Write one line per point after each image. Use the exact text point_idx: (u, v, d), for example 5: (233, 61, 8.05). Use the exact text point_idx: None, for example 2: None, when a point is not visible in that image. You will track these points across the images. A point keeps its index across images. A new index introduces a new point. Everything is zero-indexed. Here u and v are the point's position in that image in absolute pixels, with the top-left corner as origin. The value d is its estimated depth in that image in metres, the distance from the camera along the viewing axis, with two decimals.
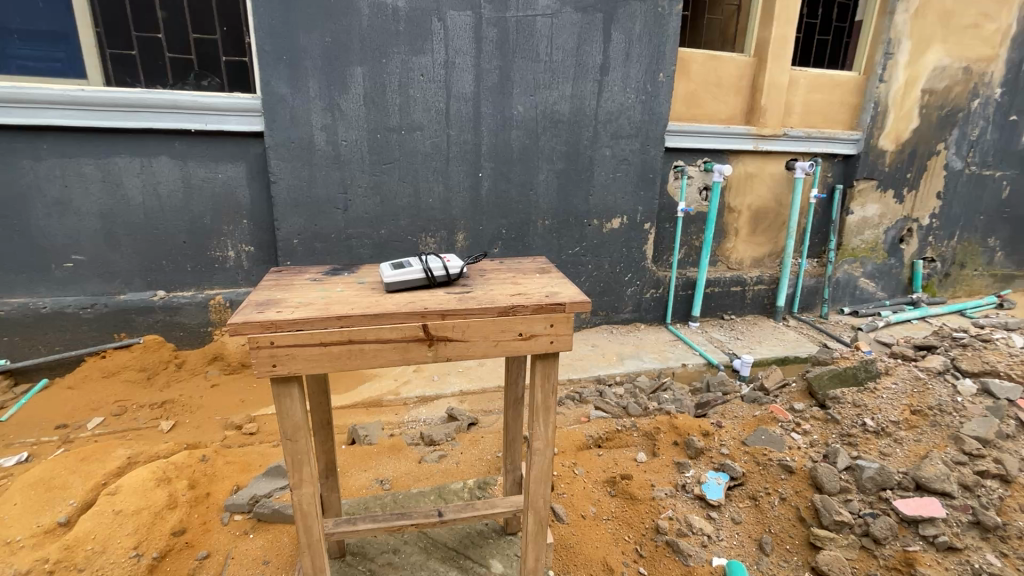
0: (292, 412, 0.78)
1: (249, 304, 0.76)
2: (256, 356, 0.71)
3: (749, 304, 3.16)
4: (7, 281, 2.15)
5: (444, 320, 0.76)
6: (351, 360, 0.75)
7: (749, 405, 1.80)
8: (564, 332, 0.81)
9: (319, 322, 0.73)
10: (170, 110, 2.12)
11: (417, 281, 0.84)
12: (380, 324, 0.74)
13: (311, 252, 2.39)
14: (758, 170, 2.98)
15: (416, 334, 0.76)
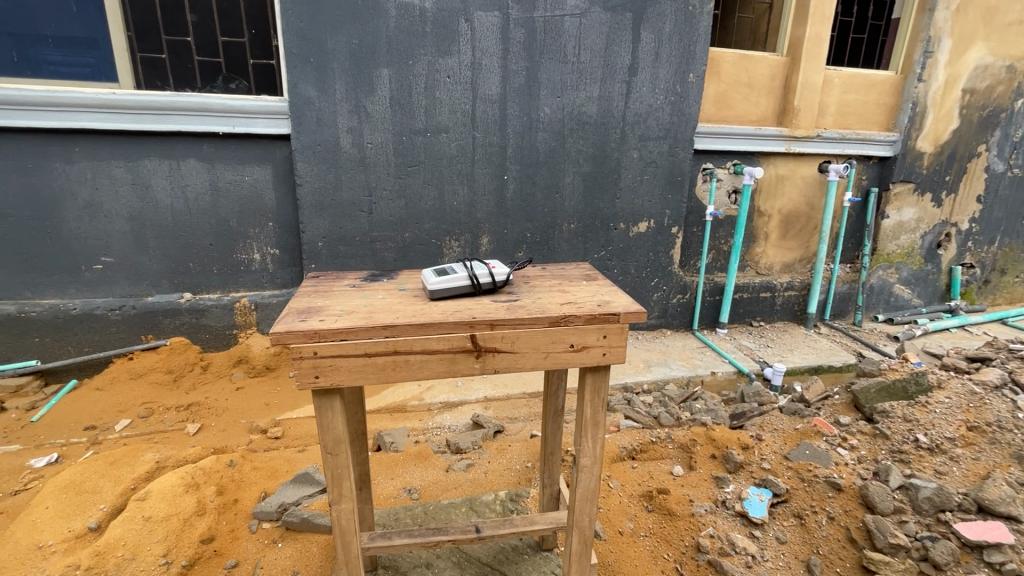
0: (333, 425, 0.75)
1: (290, 311, 0.73)
2: (298, 367, 0.68)
3: (778, 310, 3.08)
4: (39, 282, 2.17)
5: (493, 331, 0.72)
6: (396, 371, 0.71)
7: (789, 417, 1.73)
8: (618, 343, 0.77)
9: (364, 332, 0.69)
10: (199, 113, 2.13)
11: (462, 288, 0.80)
12: (425, 335, 0.70)
13: (336, 255, 2.38)
14: (790, 173, 2.90)
15: (464, 345, 0.72)
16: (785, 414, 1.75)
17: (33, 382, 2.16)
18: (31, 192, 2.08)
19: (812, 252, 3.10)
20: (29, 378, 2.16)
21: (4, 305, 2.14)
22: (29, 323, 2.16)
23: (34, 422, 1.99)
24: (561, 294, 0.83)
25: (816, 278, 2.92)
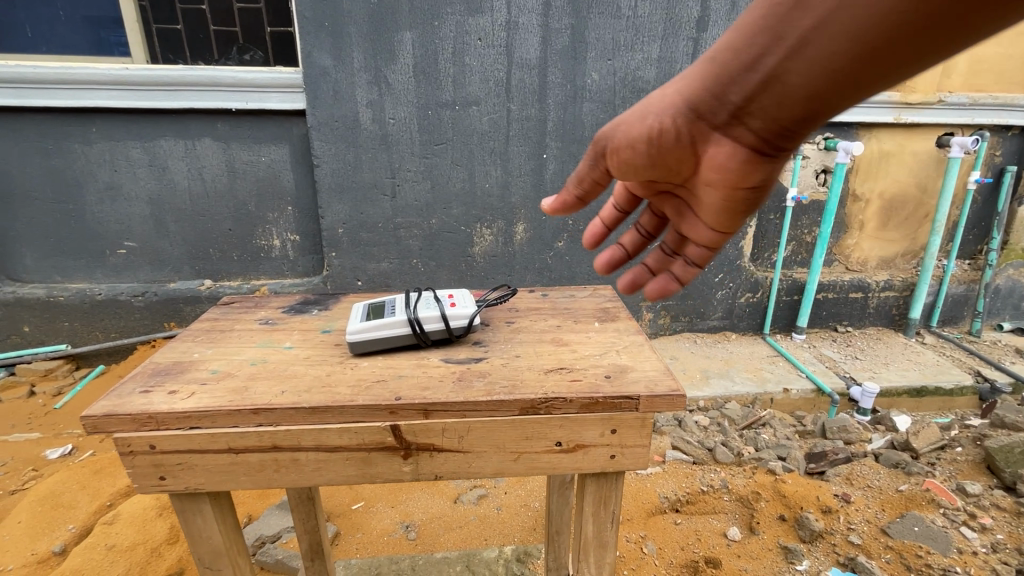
0: (209, 536, 0.68)
1: (140, 382, 0.64)
2: (135, 465, 0.59)
3: (871, 314, 2.58)
4: (67, 267, 2.15)
5: (427, 422, 0.60)
6: (275, 469, 0.61)
7: (889, 470, 1.34)
8: (630, 441, 0.62)
9: (220, 422, 0.59)
10: (211, 88, 1.97)
11: (403, 338, 0.70)
12: (312, 428, 0.59)
13: (358, 243, 2.19)
14: (898, 149, 2.37)
15: (382, 438, 0.60)
16: (883, 466, 1.36)
17: (63, 366, 2.16)
18: (53, 174, 2.03)
19: (921, 245, 2.56)
20: (60, 362, 2.16)
21: (34, 289, 2.13)
22: (58, 307, 2.15)
23: (57, 409, 1.97)
24: (552, 382, 0.62)
25: (924, 278, 2.41)
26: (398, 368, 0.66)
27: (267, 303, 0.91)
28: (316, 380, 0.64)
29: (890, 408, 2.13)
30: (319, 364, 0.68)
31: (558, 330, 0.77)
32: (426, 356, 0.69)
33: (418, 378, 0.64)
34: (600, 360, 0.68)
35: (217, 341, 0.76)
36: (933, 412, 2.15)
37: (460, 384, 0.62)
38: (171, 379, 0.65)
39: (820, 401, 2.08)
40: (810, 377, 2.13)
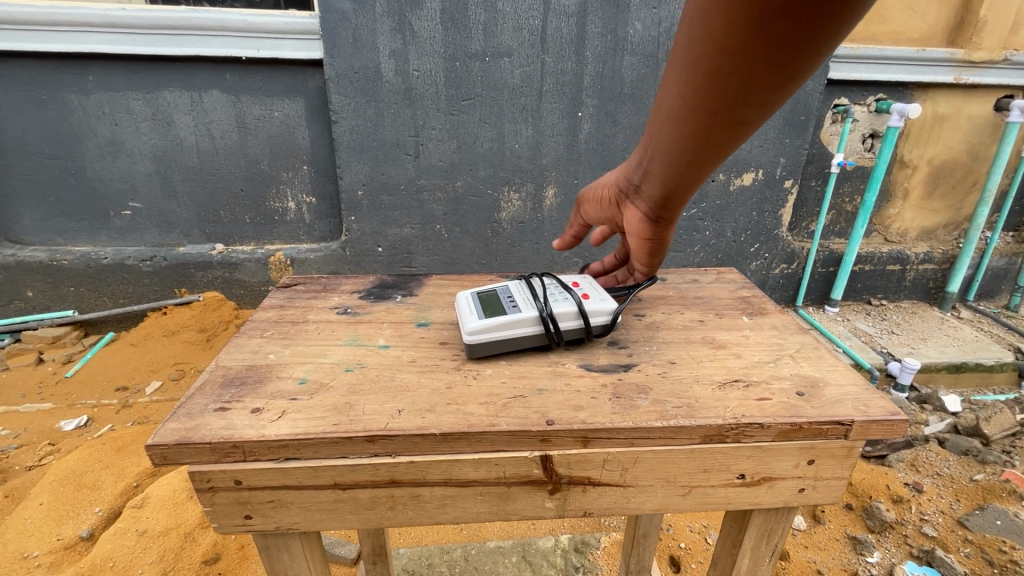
0: (295, 567, 0.61)
1: (213, 398, 0.55)
2: (220, 501, 0.51)
3: (907, 287, 2.49)
4: (69, 229, 2.02)
5: (585, 452, 0.52)
6: (386, 503, 0.53)
7: (959, 458, 1.32)
8: (822, 472, 0.56)
9: (322, 455, 0.51)
10: (218, 33, 1.79)
11: (535, 335, 0.64)
12: (441, 460, 0.51)
13: (378, 207, 2.06)
14: (953, 113, 2.22)
15: (529, 470, 0.53)
16: (952, 453, 1.34)
17: (72, 333, 2.06)
18: (48, 128, 1.87)
19: (964, 215, 2.45)
20: (68, 329, 2.06)
21: (35, 252, 2.01)
22: (62, 272, 2.03)
23: (68, 378, 1.88)
24: (736, 401, 0.55)
25: (966, 250, 2.31)
26: (534, 379, 0.59)
27: (332, 290, 0.84)
28: (437, 392, 0.56)
29: (927, 383, 2.06)
30: (441, 371, 0.61)
31: (705, 329, 0.71)
32: (562, 362, 0.63)
33: (568, 394, 0.56)
34: (774, 368, 0.61)
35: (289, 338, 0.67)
36: (971, 388, 2.08)
37: (623, 403, 0.55)
38: (248, 394, 0.56)
39: (858, 376, 2.01)
40: (848, 352, 2.05)
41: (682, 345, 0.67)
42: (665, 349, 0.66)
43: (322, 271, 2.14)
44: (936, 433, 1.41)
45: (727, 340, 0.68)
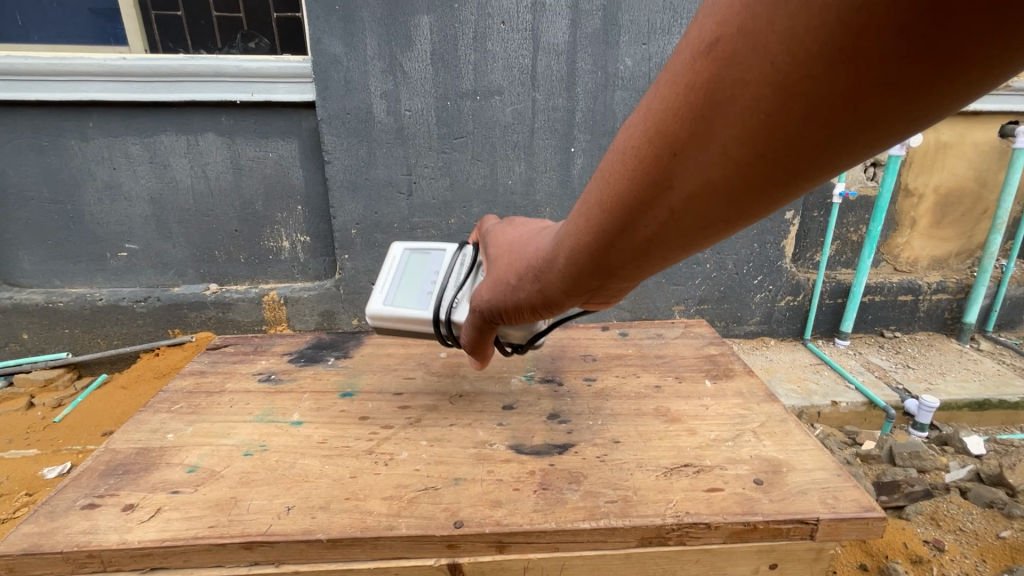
0: None
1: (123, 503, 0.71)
2: None
3: (921, 318, 2.39)
4: (66, 270, 2.03)
5: (500, 554, 0.67)
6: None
7: (983, 510, 1.33)
8: (789, 567, 0.73)
9: (202, 562, 0.66)
10: (214, 78, 1.84)
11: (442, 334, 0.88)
12: (332, 566, 0.67)
13: (371, 245, 2.04)
14: (957, 140, 2.17)
15: (444, 569, 0.67)
16: (976, 505, 1.35)
17: (64, 376, 2.05)
18: (48, 173, 1.91)
19: (977, 243, 2.36)
20: (61, 371, 2.05)
21: (32, 294, 2.02)
22: (57, 313, 2.03)
23: (56, 423, 1.85)
24: (682, 494, 0.72)
25: (980, 279, 2.22)
26: (452, 470, 0.77)
27: (262, 353, 1.16)
28: (336, 484, 0.74)
29: (948, 421, 1.95)
30: (345, 460, 0.79)
31: (659, 398, 0.96)
32: (491, 446, 0.83)
33: (486, 487, 0.73)
34: (737, 451, 0.80)
35: (193, 416, 0.92)
36: (996, 426, 1.96)
37: (552, 496, 0.72)
38: (142, 478, 0.76)
39: (872, 415, 1.90)
40: (860, 389, 1.94)
41: (637, 423, 0.89)
42: (613, 428, 0.87)
43: (316, 310, 2.12)
44: (957, 482, 1.43)
45: (684, 414, 0.91)
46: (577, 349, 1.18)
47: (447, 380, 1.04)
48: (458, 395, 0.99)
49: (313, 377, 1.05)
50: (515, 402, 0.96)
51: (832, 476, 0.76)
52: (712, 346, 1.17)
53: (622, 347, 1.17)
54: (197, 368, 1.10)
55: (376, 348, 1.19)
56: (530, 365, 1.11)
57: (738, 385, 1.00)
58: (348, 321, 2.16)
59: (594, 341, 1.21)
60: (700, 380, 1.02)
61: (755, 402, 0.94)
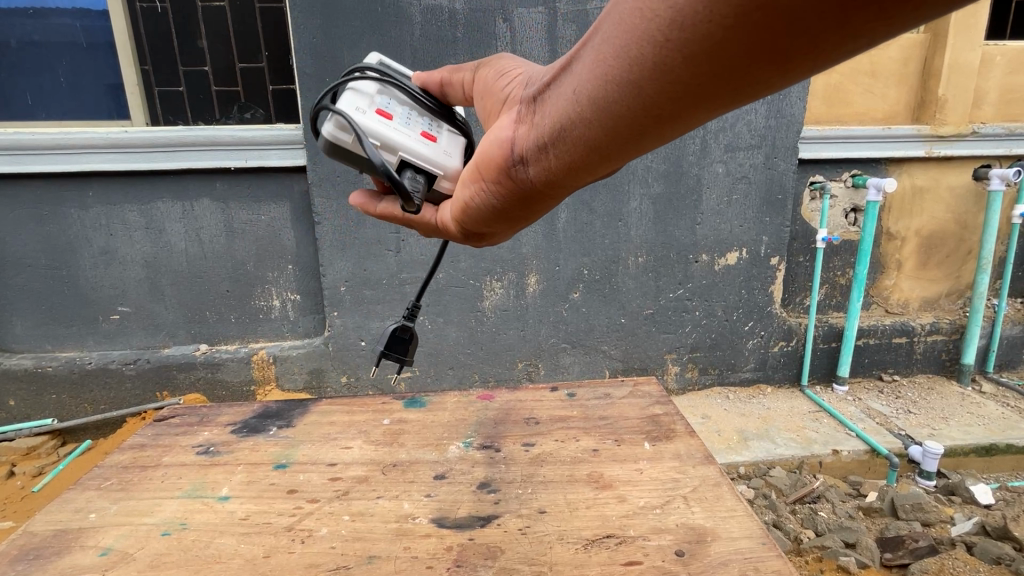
0: None
1: None
2: None
3: (919, 361, 2.36)
4: (58, 335, 2.05)
5: None
6: None
7: (989, 566, 1.33)
8: None
9: None
10: (210, 147, 1.92)
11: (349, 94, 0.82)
12: None
13: (360, 301, 2.06)
14: (932, 184, 2.22)
15: None
16: (984, 561, 1.35)
17: (48, 443, 2.04)
18: (47, 241, 1.96)
19: (966, 283, 2.37)
20: (45, 438, 2.03)
21: (23, 360, 2.03)
22: (45, 378, 2.03)
23: (35, 492, 1.84)
24: (597, 567, 0.74)
25: (973, 319, 2.21)
26: (368, 547, 0.78)
27: (205, 425, 1.15)
28: (247, 566, 0.75)
29: (957, 468, 1.88)
30: (263, 538, 0.80)
31: (595, 463, 0.97)
32: (413, 520, 0.83)
33: (399, 565, 0.74)
34: (663, 520, 0.82)
35: (120, 494, 0.91)
36: (1007, 473, 1.89)
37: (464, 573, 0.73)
38: (52, 562, 0.77)
39: (875, 464, 1.83)
40: (861, 436, 1.88)
41: (568, 491, 0.90)
42: (541, 497, 0.89)
43: (305, 368, 2.11)
44: (964, 538, 1.43)
45: (617, 479, 0.92)
46: (521, 412, 1.16)
47: (384, 451, 1.03)
48: (392, 465, 0.98)
49: (251, 448, 1.04)
50: (447, 471, 0.96)
51: (757, 544, 0.77)
52: (656, 406, 1.16)
53: (567, 410, 1.16)
54: (138, 442, 1.09)
55: (320, 415, 1.17)
56: (471, 431, 1.09)
57: (676, 446, 1.01)
58: (337, 379, 2.15)
59: (540, 403, 1.19)
60: (639, 442, 1.03)
61: (690, 465, 0.95)
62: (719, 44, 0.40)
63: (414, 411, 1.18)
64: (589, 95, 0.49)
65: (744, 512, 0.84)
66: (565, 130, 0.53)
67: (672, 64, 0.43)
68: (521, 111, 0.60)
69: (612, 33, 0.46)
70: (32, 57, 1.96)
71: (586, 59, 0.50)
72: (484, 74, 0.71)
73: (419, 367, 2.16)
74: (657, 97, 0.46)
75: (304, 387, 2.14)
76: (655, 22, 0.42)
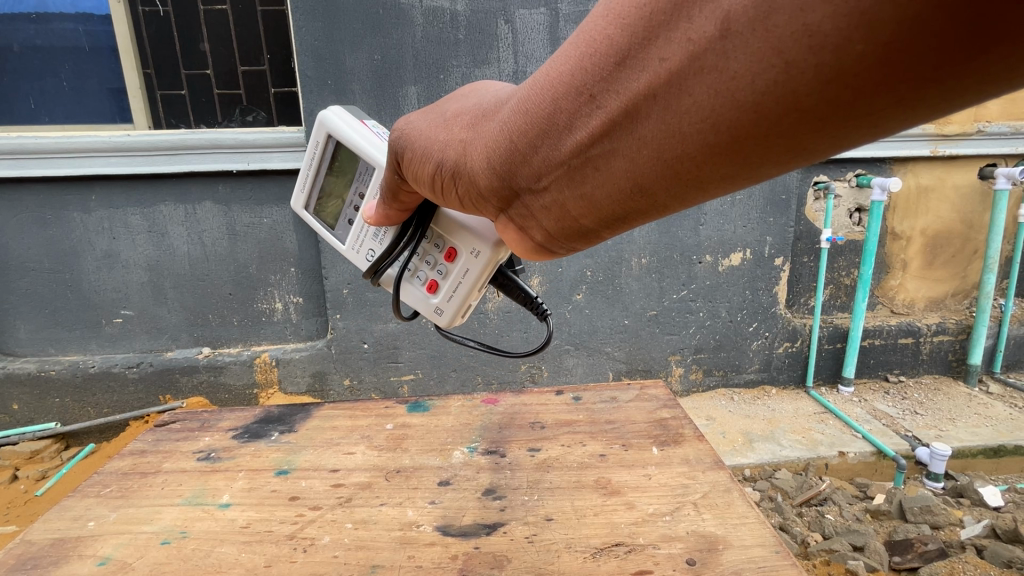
0: None
1: None
2: None
3: (926, 361, 2.33)
4: (60, 338, 2.05)
5: None
6: None
7: (998, 568, 1.31)
8: None
9: None
10: (213, 151, 1.92)
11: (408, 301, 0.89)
12: None
13: (362, 303, 2.05)
14: (937, 183, 2.21)
15: None
16: (994, 565, 1.33)
17: (52, 447, 2.04)
18: (50, 245, 1.96)
19: (972, 283, 2.35)
20: (48, 442, 2.04)
21: (25, 364, 2.03)
22: (49, 382, 2.03)
23: (38, 497, 1.84)
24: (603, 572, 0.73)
25: (980, 319, 2.19)
26: (372, 556, 0.77)
27: (209, 430, 1.14)
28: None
29: (965, 470, 1.86)
30: (264, 547, 0.79)
31: (603, 468, 0.96)
32: (418, 527, 0.83)
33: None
34: (673, 527, 0.81)
35: (121, 501, 0.91)
36: (1016, 475, 1.87)
37: None
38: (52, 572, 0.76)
39: (882, 466, 1.82)
40: (868, 438, 1.86)
41: (575, 497, 0.89)
42: (549, 504, 0.88)
43: (307, 370, 2.11)
44: (974, 541, 1.41)
45: (625, 485, 0.91)
46: (527, 416, 1.15)
47: (387, 456, 1.02)
48: (396, 471, 0.98)
49: (253, 454, 1.04)
50: (452, 477, 0.95)
51: (770, 552, 0.76)
52: (664, 409, 1.15)
53: (573, 414, 1.15)
54: (139, 447, 1.08)
55: (323, 420, 1.16)
56: (476, 435, 1.09)
57: (685, 451, 1.00)
58: (340, 381, 2.14)
59: (546, 407, 1.19)
60: (647, 447, 1.02)
61: (700, 470, 0.94)
62: (881, 119, 0.36)
63: (419, 416, 1.17)
64: (665, 188, 0.47)
65: (756, 520, 0.83)
66: (625, 219, 0.52)
67: (803, 146, 0.39)
68: (527, 214, 0.57)
69: (686, 128, 0.41)
70: (35, 62, 1.96)
71: (636, 155, 0.45)
72: (419, 179, 0.65)
73: (422, 369, 2.15)
74: (763, 176, 0.44)
75: (307, 391, 2.14)
76: (794, 112, 0.36)
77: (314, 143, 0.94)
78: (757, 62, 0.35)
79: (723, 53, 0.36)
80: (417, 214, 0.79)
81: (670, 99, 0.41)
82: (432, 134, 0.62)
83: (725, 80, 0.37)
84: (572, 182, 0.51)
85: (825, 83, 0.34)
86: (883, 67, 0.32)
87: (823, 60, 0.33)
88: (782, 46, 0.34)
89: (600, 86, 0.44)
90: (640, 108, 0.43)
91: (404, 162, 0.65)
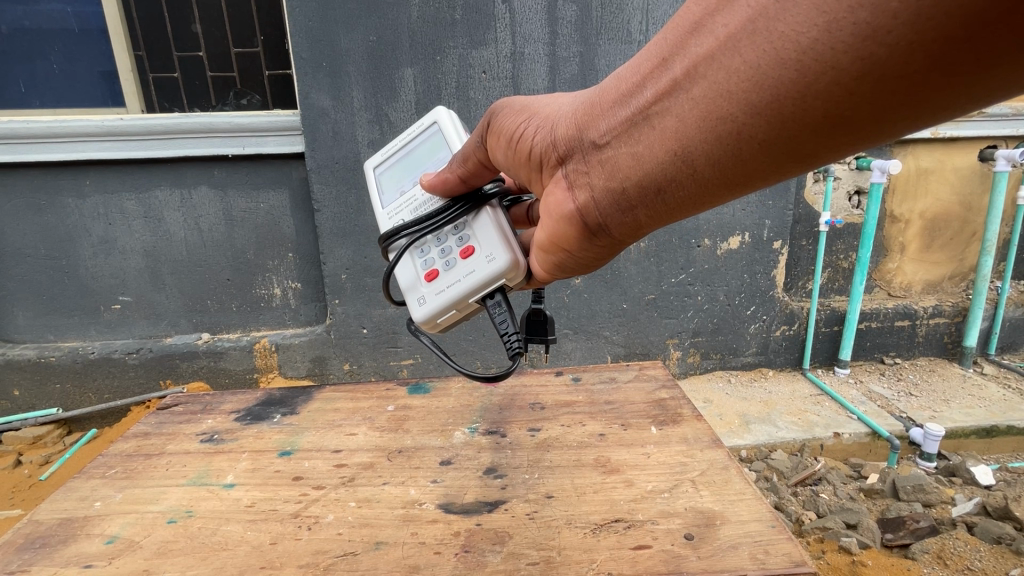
0: None
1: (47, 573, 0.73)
2: None
3: (921, 344, 2.35)
4: (60, 324, 2.05)
5: None
6: None
7: (989, 546, 1.34)
8: None
9: None
10: (206, 134, 1.90)
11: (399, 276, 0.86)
12: None
13: (360, 289, 2.04)
14: (937, 166, 2.20)
15: None
16: (985, 541, 1.36)
17: (54, 432, 2.06)
18: (46, 231, 1.95)
19: (969, 266, 2.36)
20: (50, 428, 2.05)
21: (25, 350, 2.03)
22: (49, 368, 2.04)
23: (42, 481, 1.86)
24: (602, 546, 0.75)
25: (976, 302, 2.20)
26: (376, 533, 0.78)
27: (211, 413, 1.15)
28: (254, 552, 0.75)
29: (957, 450, 1.89)
30: (269, 525, 0.80)
31: (602, 447, 0.97)
32: (420, 505, 0.84)
33: (406, 551, 0.75)
34: (671, 504, 0.82)
35: (126, 482, 0.92)
36: (1007, 455, 1.90)
37: (472, 558, 0.73)
38: (59, 550, 0.77)
39: (877, 446, 1.84)
40: (862, 419, 1.89)
41: (574, 475, 0.90)
42: (549, 482, 0.89)
43: (307, 356, 2.12)
44: (966, 519, 1.44)
45: (624, 463, 0.93)
46: (527, 397, 1.16)
47: (389, 437, 1.03)
48: (398, 451, 0.99)
49: (255, 436, 1.05)
50: (452, 458, 0.96)
51: (765, 527, 0.78)
52: (662, 390, 1.16)
53: (572, 395, 1.16)
54: (142, 430, 1.09)
55: (324, 402, 1.17)
56: (476, 417, 1.10)
57: (684, 430, 1.01)
58: (339, 366, 2.15)
59: (546, 389, 1.19)
60: (646, 427, 1.03)
61: (698, 449, 0.95)
62: (918, 85, 0.38)
63: (419, 398, 1.18)
64: (709, 153, 0.49)
65: (753, 497, 0.84)
66: (668, 188, 0.54)
67: (841, 112, 0.41)
68: (580, 173, 0.60)
69: (733, 87, 0.44)
70: (24, 43, 1.93)
71: (685, 114, 0.48)
72: (489, 140, 0.69)
73: (421, 354, 2.15)
74: (808, 148, 0.45)
75: (306, 375, 2.15)
76: (830, 72, 0.39)
77: (418, 126, 0.94)
78: (805, 22, 0.39)
79: (775, 16, 0.40)
80: (474, 191, 0.79)
81: (723, 58, 0.44)
82: (524, 97, 0.67)
83: (774, 38, 0.41)
84: (628, 142, 0.54)
85: (862, 40, 0.37)
86: (912, 20, 0.34)
87: (861, 17, 0.36)
88: (827, 6, 0.38)
89: (671, 51, 0.49)
90: (697, 69, 0.46)
91: (484, 123, 0.69)
